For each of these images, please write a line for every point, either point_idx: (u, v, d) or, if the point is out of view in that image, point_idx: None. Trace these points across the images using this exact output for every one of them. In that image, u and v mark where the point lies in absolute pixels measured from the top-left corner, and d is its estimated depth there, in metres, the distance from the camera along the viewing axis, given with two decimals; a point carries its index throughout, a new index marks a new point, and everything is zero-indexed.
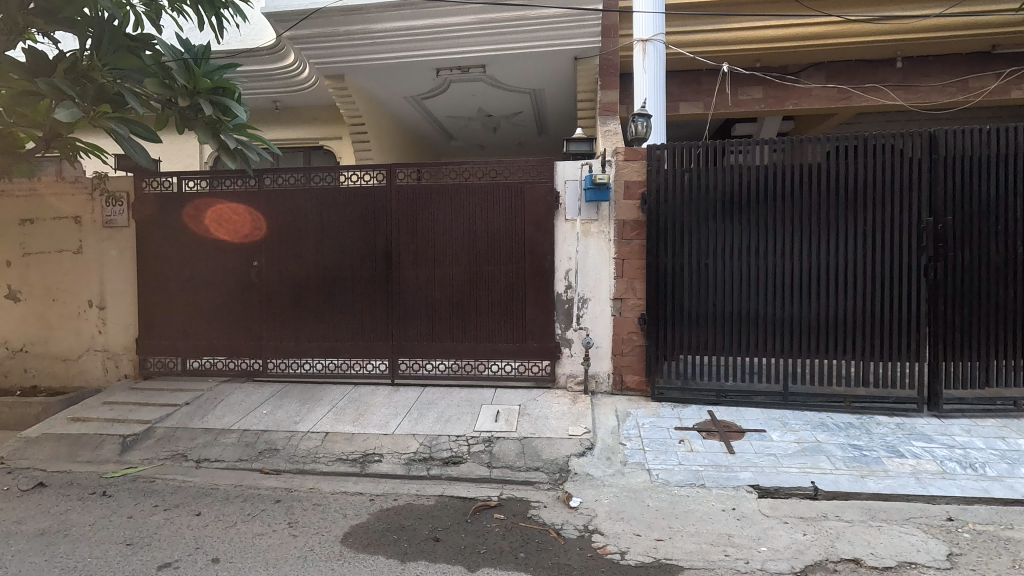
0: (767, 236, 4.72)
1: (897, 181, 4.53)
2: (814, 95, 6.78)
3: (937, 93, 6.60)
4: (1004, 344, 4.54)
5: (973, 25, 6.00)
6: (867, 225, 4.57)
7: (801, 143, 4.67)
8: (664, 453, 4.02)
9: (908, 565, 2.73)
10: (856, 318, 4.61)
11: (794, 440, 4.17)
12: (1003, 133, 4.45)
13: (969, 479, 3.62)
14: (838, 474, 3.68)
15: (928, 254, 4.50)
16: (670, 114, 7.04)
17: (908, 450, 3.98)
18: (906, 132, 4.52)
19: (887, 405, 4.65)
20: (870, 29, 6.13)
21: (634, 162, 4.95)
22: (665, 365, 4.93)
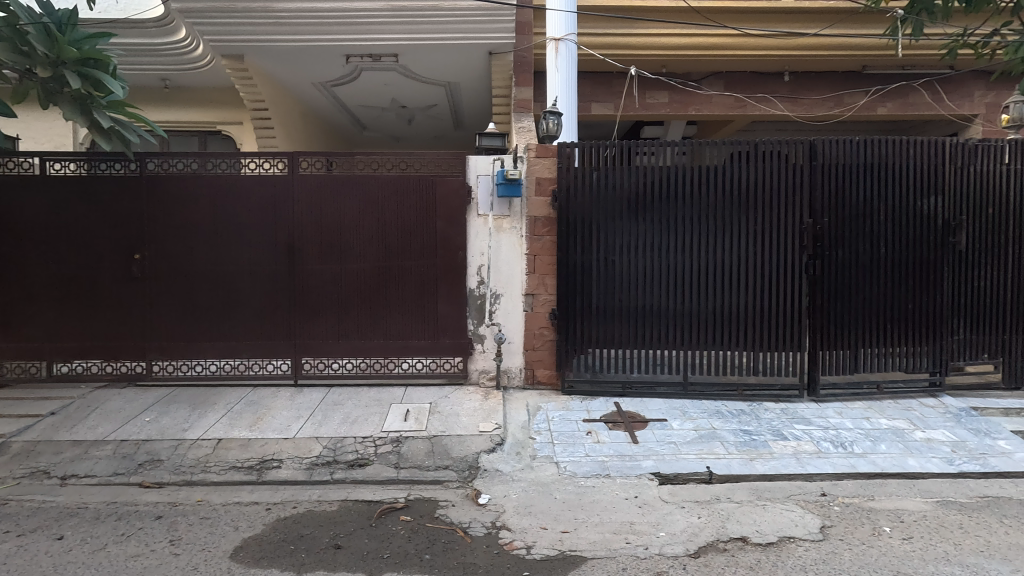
0: (671, 234, 4.95)
1: (783, 185, 4.92)
2: (714, 103, 7.21)
3: (818, 106, 7.24)
4: (873, 334, 5.02)
5: (848, 45, 6.63)
6: (758, 226, 4.93)
7: (702, 147, 4.93)
8: (572, 445, 4.10)
9: (787, 540, 2.97)
10: (748, 311, 4.95)
11: (692, 428, 4.40)
12: (871, 145, 4.95)
13: (840, 457, 4.00)
14: (730, 458, 3.94)
15: (809, 253, 4.92)
16: (582, 114, 7.20)
17: (791, 433, 4.34)
18: (790, 140, 4.92)
19: (773, 392, 5.03)
20: (762, 43, 6.60)
21: (546, 158, 5.00)
22: (575, 360, 5.04)
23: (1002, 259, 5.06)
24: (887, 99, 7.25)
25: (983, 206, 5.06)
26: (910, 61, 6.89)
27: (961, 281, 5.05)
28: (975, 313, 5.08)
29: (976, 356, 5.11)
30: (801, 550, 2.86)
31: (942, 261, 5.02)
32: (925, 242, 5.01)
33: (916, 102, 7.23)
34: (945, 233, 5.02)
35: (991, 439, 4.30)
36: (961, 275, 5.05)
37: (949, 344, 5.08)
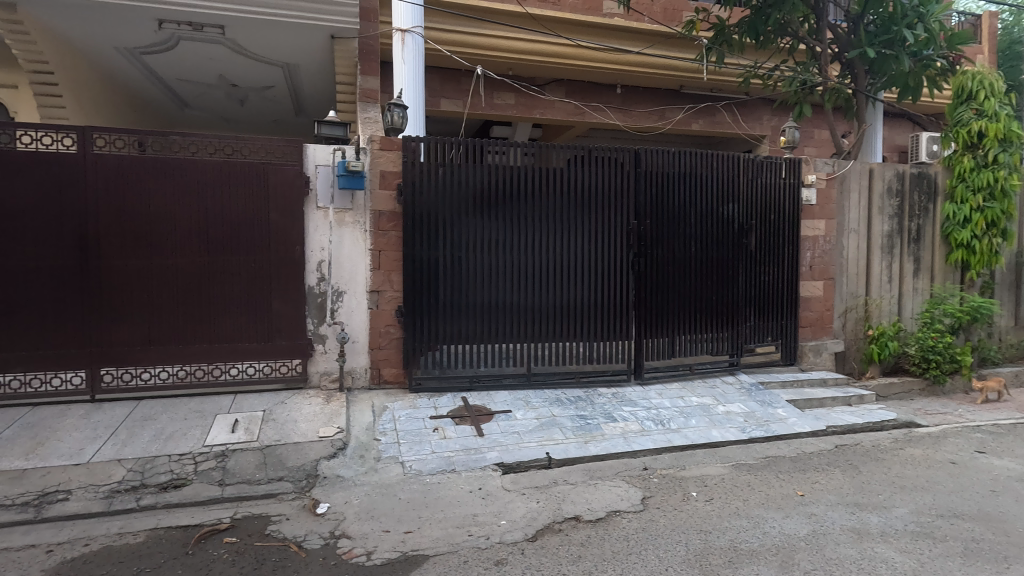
0: (515, 232, 5.13)
1: (613, 189, 5.37)
2: (557, 108, 7.62)
3: (645, 118, 8.03)
4: (687, 323, 5.71)
5: (668, 66, 7.46)
6: (591, 225, 5.32)
7: (543, 149, 5.18)
8: (418, 443, 4.06)
9: (613, 513, 3.26)
10: (584, 305, 5.33)
11: (534, 416, 4.63)
12: (684, 156, 5.62)
13: (659, 433, 4.51)
14: (568, 442, 4.24)
15: (634, 251, 5.44)
16: (431, 110, 7.17)
17: (620, 415, 4.78)
18: (619, 148, 5.38)
19: (606, 378, 5.48)
20: (598, 56, 7.16)
21: (391, 152, 4.87)
22: (423, 357, 4.98)
23: (781, 258, 6.06)
24: (699, 116, 8.29)
25: (767, 212, 6.01)
26: (716, 86, 7.96)
27: (753, 276, 5.95)
28: (763, 303, 6.02)
29: (764, 339, 6.06)
30: (625, 522, 3.15)
31: (738, 259, 5.88)
32: (725, 242, 5.82)
33: (721, 121, 8.38)
34: (740, 235, 5.88)
35: (773, 408, 5.16)
36: (752, 271, 5.96)
37: (744, 329, 5.96)
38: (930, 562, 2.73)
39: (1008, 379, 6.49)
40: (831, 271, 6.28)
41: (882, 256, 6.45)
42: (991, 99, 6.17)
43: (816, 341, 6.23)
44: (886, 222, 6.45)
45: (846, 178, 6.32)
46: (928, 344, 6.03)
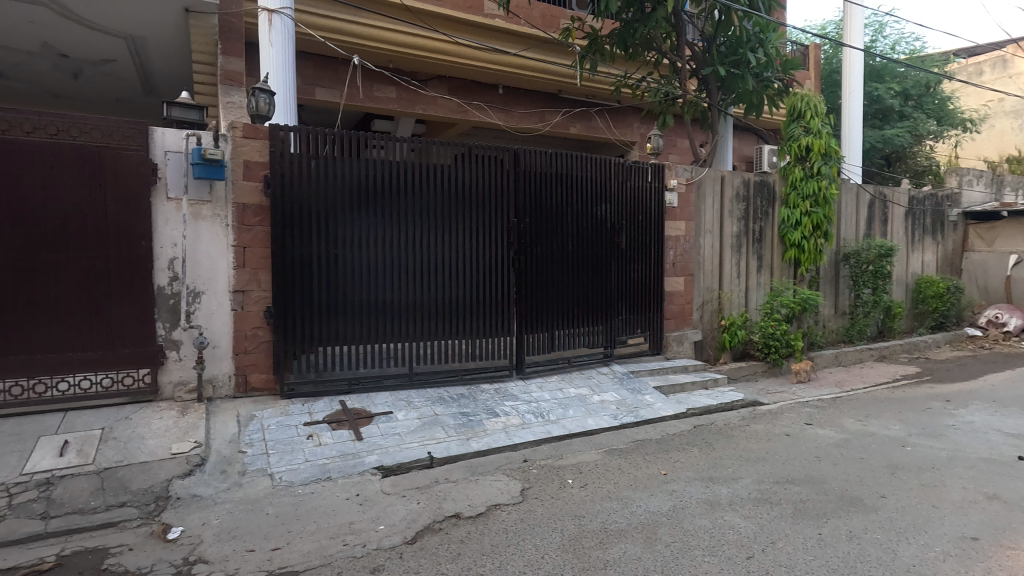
0: (395, 228, 5.00)
1: (493, 187, 5.44)
2: (439, 104, 7.54)
3: (525, 119, 8.23)
4: (564, 317, 5.96)
5: (547, 70, 7.72)
6: (473, 223, 5.35)
7: (425, 145, 5.11)
8: (290, 452, 3.81)
9: (493, 507, 3.31)
10: (466, 302, 5.35)
11: (416, 417, 4.55)
12: (560, 157, 5.84)
13: (538, 425, 4.68)
14: (450, 440, 4.24)
15: (514, 248, 5.56)
16: (305, 98, 6.76)
17: (502, 410, 4.87)
18: (498, 147, 5.46)
19: (488, 374, 5.55)
20: (479, 55, 7.21)
21: (256, 140, 4.52)
22: (297, 360, 4.67)
23: (649, 256, 6.54)
24: (576, 120, 8.68)
25: (635, 213, 6.44)
26: (591, 92, 8.38)
27: (623, 272, 6.36)
28: (633, 298, 6.46)
29: (634, 331, 6.50)
30: (504, 515, 3.21)
31: (611, 256, 6.24)
32: (599, 241, 6.16)
33: (597, 126, 8.83)
34: (612, 234, 6.25)
35: (641, 395, 5.57)
36: (623, 268, 6.36)
37: (617, 323, 6.34)
38: (767, 524, 3.10)
39: (829, 359, 7.58)
40: (691, 267, 6.90)
41: (732, 254, 7.22)
42: (815, 119, 7.16)
43: (678, 331, 6.82)
44: (735, 224, 7.23)
45: (702, 184, 6.97)
46: (769, 331, 6.86)
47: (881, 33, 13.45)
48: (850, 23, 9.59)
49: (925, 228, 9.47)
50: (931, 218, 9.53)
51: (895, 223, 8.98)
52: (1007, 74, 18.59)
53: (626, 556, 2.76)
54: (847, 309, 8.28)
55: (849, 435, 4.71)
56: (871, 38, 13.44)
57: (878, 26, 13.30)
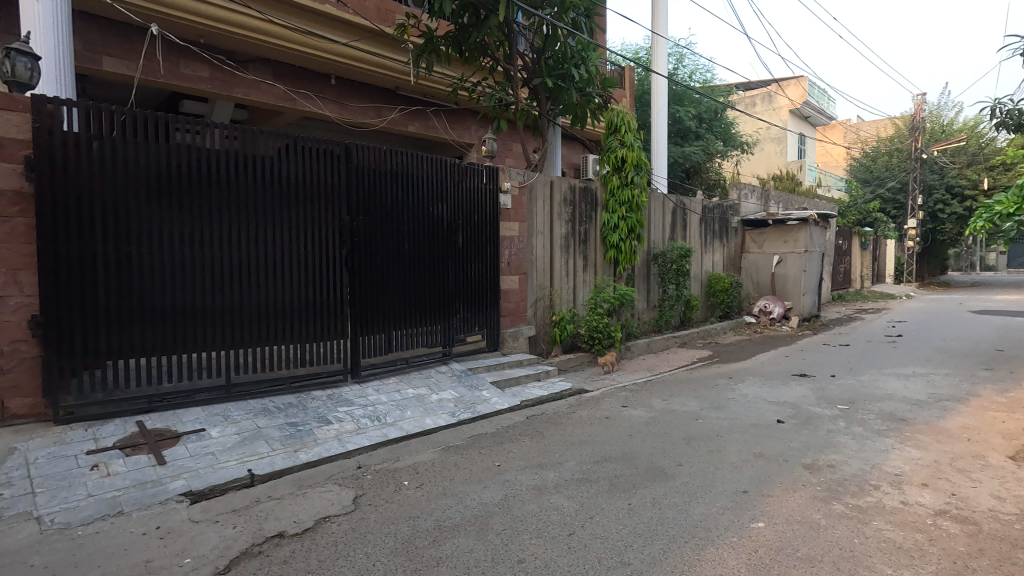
0: (206, 224, 4.47)
1: (322, 183, 5.15)
2: (262, 90, 6.90)
3: (361, 114, 7.93)
4: (402, 318, 5.87)
5: (382, 64, 7.54)
6: (301, 219, 5.01)
7: (243, 133, 4.65)
8: (66, 489, 3.20)
9: (322, 521, 3.14)
10: (293, 305, 4.99)
11: (234, 432, 4.12)
12: (394, 155, 5.74)
13: (374, 429, 4.56)
14: (274, 454, 3.93)
15: (346, 247, 5.33)
16: (88, 67, 5.72)
17: (335, 416, 4.65)
18: (327, 141, 5.19)
19: (320, 380, 5.23)
20: (307, 41, 6.80)
21: (15, 113, 3.73)
22: (77, 378, 3.93)
23: (485, 256, 6.73)
24: (414, 118, 8.59)
25: (472, 213, 6.58)
26: (428, 92, 8.37)
27: (461, 272, 6.46)
28: (470, 297, 6.59)
29: (472, 329, 6.64)
30: (334, 527, 3.06)
31: (448, 256, 6.31)
32: (435, 240, 6.18)
33: (434, 126, 8.83)
34: (448, 234, 6.31)
35: (479, 391, 5.72)
36: (460, 267, 6.47)
37: (455, 321, 6.42)
38: (587, 501, 3.39)
39: (643, 347, 8.55)
40: (524, 267, 7.25)
41: (560, 254, 7.75)
42: (628, 134, 7.99)
43: (514, 327, 7.14)
44: (563, 226, 7.78)
45: (533, 188, 7.37)
46: (593, 324, 7.52)
47: (681, 62, 15.49)
48: (657, 51, 10.87)
49: (714, 232, 11.14)
50: (718, 224, 11.25)
51: (693, 227, 10.42)
52: (771, 107, 22.69)
53: (458, 550, 2.81)
54: (656, 302, 9.41)
55: (656, 414, 5.35)
56: (674, 65, 15.40)
57: (679, 56, 15.29)
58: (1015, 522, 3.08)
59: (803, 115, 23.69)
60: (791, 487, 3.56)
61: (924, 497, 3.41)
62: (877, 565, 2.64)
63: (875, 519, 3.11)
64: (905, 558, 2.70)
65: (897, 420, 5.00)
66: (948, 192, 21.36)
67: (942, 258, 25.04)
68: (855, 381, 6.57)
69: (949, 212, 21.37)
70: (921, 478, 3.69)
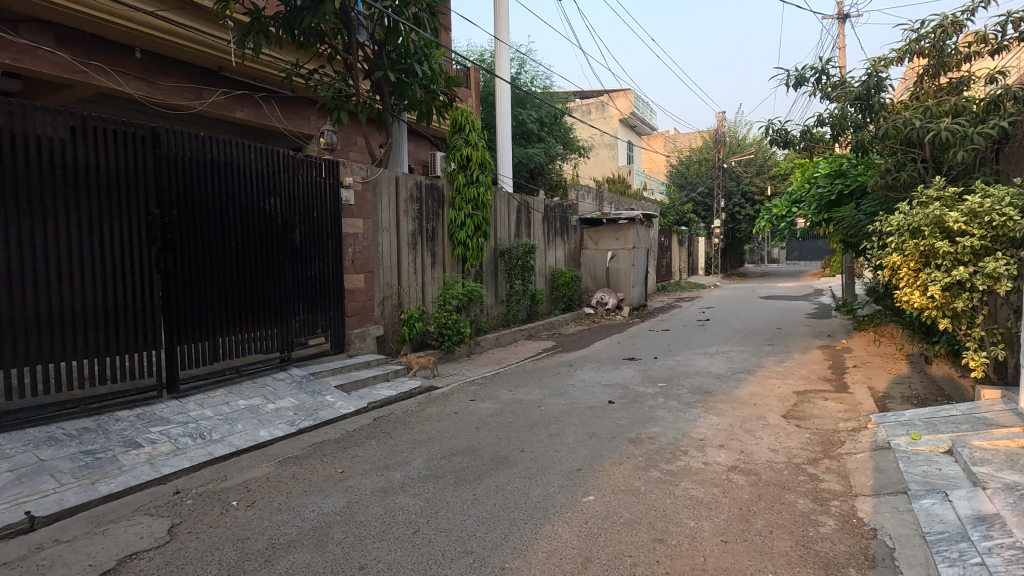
0: None
1: (122, 171, 4.48)
2: (40, 57, 5.75)
3: (175, 95, 7.02)
4: (229, 322, 5.33)
5: (200, 40, 6.79)
6: (95, 213, 4.31)
7: (11, 108, 3.88)
8: None
9: (127, 558, 2.74)
10: (86, 312, 4.27)
11: (7, 469, 3.42)
12: (215, 142, 5.19)
13: (196, 449, 4.09)
14: (63, 490, 3.33)
15: (157, 245, 4.71)
16: None
17: (146, 438, 4.08)
18: (127, 122, 4.53)
19: (127, 399, 4.53)
20: (99, 4, 5.86)
21: None
22: None
23: (325, 254, 6.38)
24: (242, 104, 7.83)
25: (310, 208, 6.19)
26: (257, 76, 7.70)
27: (299, 271, 6.05)
28: (310, 297, 6.20)
29: (313, 332, 6.26)
30: (142, 563, 2.69)
31: (283, 254, 5.87)
32: (268, 237, 5.71)
33: (266, 114, 8.11)
34: (283, 230, 5.88)
35: (321, 396, 5.43)
36: (298, 266, 6.05)
37: (293, 324, 6.00)
38: (432, 497, 3.41)
39: (492, 341, 8.81)
40: (370, 265, 7.03)
41: (408, 252, 7.65)
42: (472, 133, 8.15)
43: (360, 328, 6.88)
44: (410, 223, 7.68)
45: (377, 184, 7.16)
46: (442, 321, 7.55)
47: (522, 67, 16.16)
48: (499, 55, 11.22)
49: (556, 230, 11.84)
50: (559, 223, 11.98)
51: (536, 225, 10.97)
52: (604, 115, 24.77)
53: (294, 566, 2.65)
54: (504, 297, 9.75)
55: (502, 405, 5.56)
56: (516, 70, 16.01)
57: (521, 61, 15.93)
58: (785, 469, 3.77)
59: (631, 125, 26.21)
60: (618, 461, 3.94)
61: (721, 456, 4.00)
62: (683, 520, 3.04)
63: (684, 480, 3.58)
64: (705, 510, 3.15)
65: (703, 393, 5.80)
66: (744, 197, 25.24)
67: (740, 253, 29.55)
68: (672, 361, 7.47)
69: (744, 214, 25.29)
70: (719, 440, 4.33)
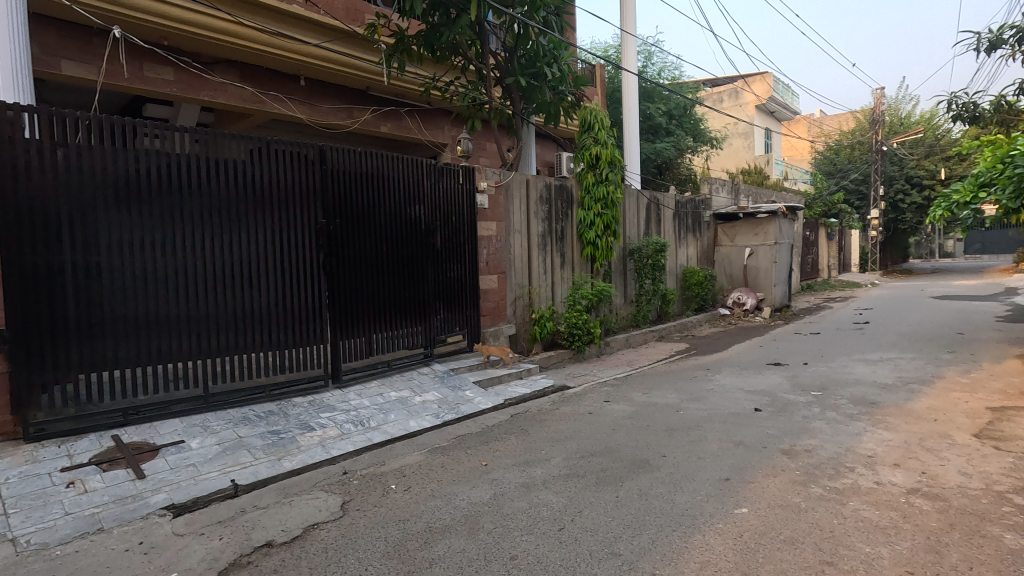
0: (177, 230, 4.41)
1: (295, 186, 5.10)
2: (230, 92, 6.76)
3: (332, 115, 7.82)
4: (382, 320, 5.83)
5: (352, 65, 7.48)
6: (275, 223, 4.96)
7: (212, 137, 4.59)
8: (41, 509, 3.15)
9: (310, 528, 3.12)
10: (270, 310, 4.93)
11: (215, 442, 4.06)
12: (369, 156, 5.70)
13: (358, 434, 4.53)
14: (258, 463, 3.88)
15: (323, 250, 5.29)
16: (46, 72, 5.55)
17: (318, 422, 4.61)
18: (300, 143, 5.14)
19: (300, 386, 5.18)
20: (273, 41, 6.72)
21: None
22: (45, 394, 3.86)
23: (464, 256, 6.72)
24: (387, 118, 8.50)
25: (449, 213, 6.57)
26: (400, 92, 8.31)
27: (440, 272, 6.45)
28: (449, 298, 6.57)
29: (453, 330, 6.64)
30: (323, 533, 3.05)
31: (426, 257, 6.29)
32: (413, 241, 6.16)
33: (407, 126, 8.75)
34: (426, 235, 6.29)
35: (462, 391, 5.73)
36: (439, 268, 6.44)
37: (436, 323, 6.41)
38: (575, 495, 3.43)
39: (621, 342, 8.66)
40: (503, 266, 7.26)
41: (538, 252, 7.79)
42: (602, 131, 8.11)
43: (494, 327, 7.13)
44: (540, 224, 7.82)
45: (510, 187, 7.38)
46: (573, 321, 7.59)
47: (649, 59, 15.71)
48: (627, 49, 10.97)
49: (688, 227, 11.33)
50: (691, 219, 11.44)
51: (666, 222, 10.57)
52: (738, 102, 23.24)
53: (451, 550, 2.82)
54: (633, 297, 9.55)
55: (637, 407, 5.44)
56: (642, 63, 15.60)
57: (648, 53, 15.50)
58: (982, 496, 3.24)
59: (769, 110, 24.22)
60: (771, 473, 3.66)
61: (897, 477, 3.55)
62: (856, 543, 2.75)
63: (853, 499, 3.23)
64: (882, 535, 2.81)
65: (868, 404, 5.18)
66: (908, 181, 22.12)
67: (903, 247, 25.96)
68: (826, 367, 6.78)
69: (908, 202, 22.10)
70: (893, 459, 3.84)
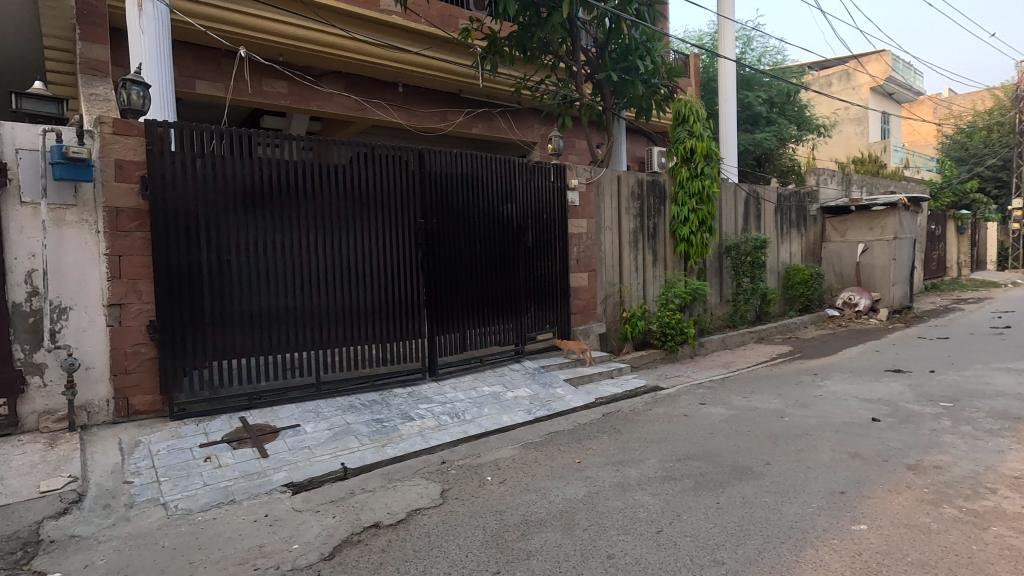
0: (293, 231, 4.79)
1: (395, 188, 5.37)
2: (335, 101, 7.26)
3: (427, 119, 8.14)
4: (475, 316, 5.99)
5: (446, 70, 7.73)
6: (377, 223, 5.25)
7: (323, 144, 4.95)
8: (184, 478, 3.57)
9: (413, 512, 3.28)
10: (373, 305, 5.23)
11: (327, 428, 4.38)
12: (463, 157, 5.88)
13: (454, 426, 4.70)
14: (364, 449, 4.14)
15: (420, 248, 5.53)
16: (184, 92, 6.27)
17: (416, 413, 4.83)
18: (400, 147, 5.40)
19: (399, 378, 5.46)
20: (374, 52, 7.09)
21: (129, 138, 4.19)
22: (186, 377, 4.36)
23: (554, 253, 6.74)
24: (478, 120, 8.70)
25: (540, 211, 6.61)
26: (491, 93, 8.47)
27: (531, 270, 6.51)
28: (540, 295, 6.62)
29: (543, 327, 6.68)
30: (425, 518, 3.20)
31: (518, 255, 6.37)
32: (505, 239, 6.26)
33: (498, 127, 8.91)
34: (518, 232, 6.38)
35: (552, 388, 5.76)
36: (530, 265, 6.51)
37: (526, 320, 6.49)
38: (673, 499, 3.34)
39: (717, 343, 8.28)
40: (593, 263, 7.19)
41: (629, 250, 7.64)
42: (698, 123, 7.78)
43: (585, 325, 7.09)
44: (631, 221, 7.66)
45: (600, 183, 7.29)
46: (665, 320, 7.37)
47: (748, 45, 14.85)
48: (724, 35, 10.43)
49: (791, 222, 10.60)
50: (795, 213, 10.69)
51: (767, 217, 9.95)
52: (850, 85, 21.36)
53: (547, 544, 2.85)
54: (730, 296, 9.10)
55: (736, 411, 5.18)
56: (741, 49, 14.77)
57: (747, 38, 14.65)
58: None
59: (886, 91, 22.04)
60: (894, 489, 3.35)
61: None
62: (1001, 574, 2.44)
63: (996, 524, 2.87)
64: None
65: (1012, 419, 4.58)
66: None
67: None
68: (958, 376, 6.07)
69: None
70: None
